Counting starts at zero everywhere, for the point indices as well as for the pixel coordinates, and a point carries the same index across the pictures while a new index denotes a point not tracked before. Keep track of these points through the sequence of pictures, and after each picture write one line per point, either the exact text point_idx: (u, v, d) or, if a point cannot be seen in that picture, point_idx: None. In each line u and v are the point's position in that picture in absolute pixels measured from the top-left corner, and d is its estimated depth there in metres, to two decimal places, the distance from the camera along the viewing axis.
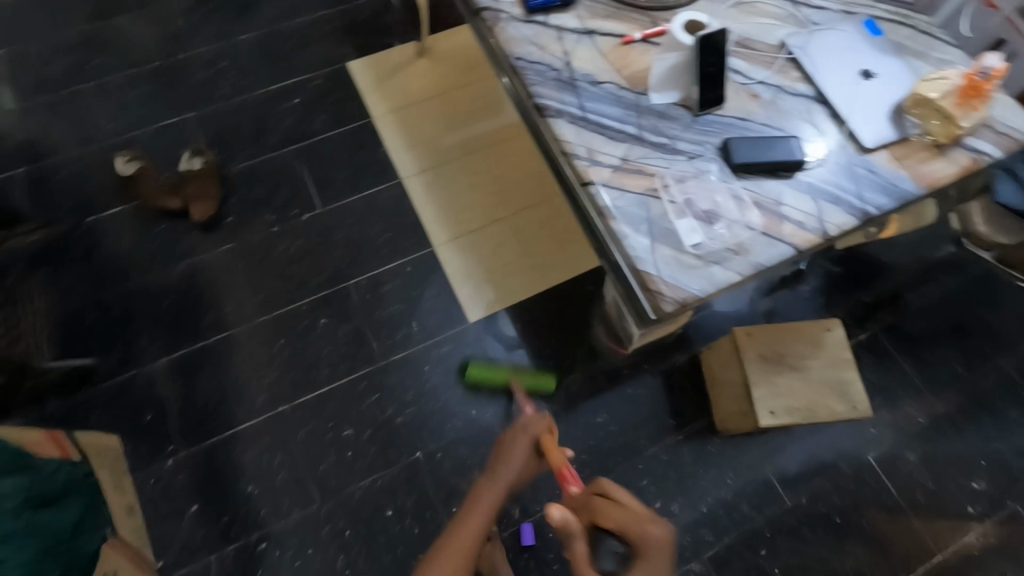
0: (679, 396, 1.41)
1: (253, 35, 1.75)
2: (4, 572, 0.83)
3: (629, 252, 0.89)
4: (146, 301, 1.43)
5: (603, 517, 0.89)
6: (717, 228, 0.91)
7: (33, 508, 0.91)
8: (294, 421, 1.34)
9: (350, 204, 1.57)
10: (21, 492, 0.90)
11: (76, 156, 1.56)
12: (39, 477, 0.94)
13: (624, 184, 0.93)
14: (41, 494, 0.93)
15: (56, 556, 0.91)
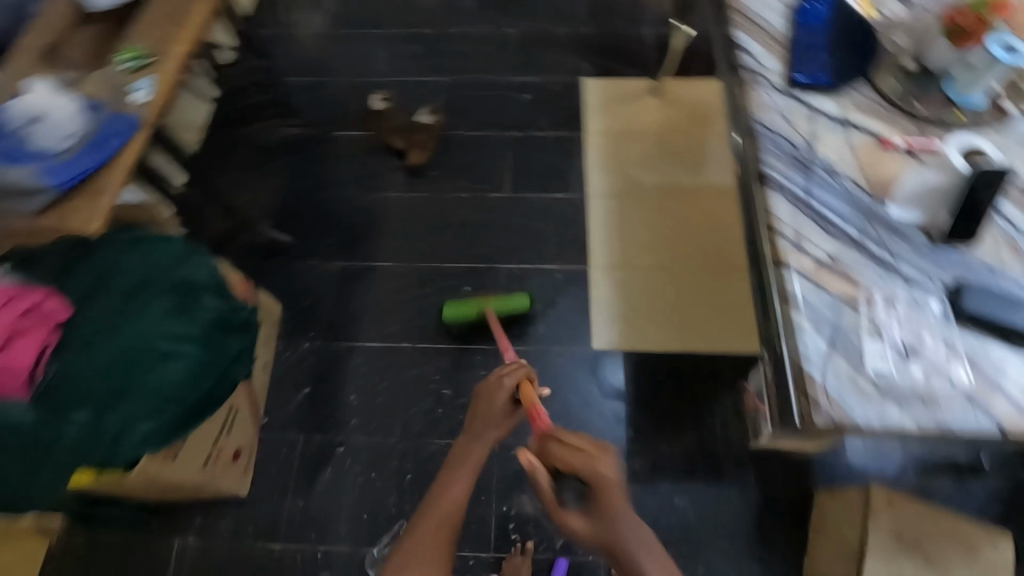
0: (773, 522, 1.27)
1: (517, 31, 1.96)
2: (178, 366, 1.00)
3: (798, 348, 0.83)
4: (346, 210, 1.67)
5: (564, 457, 0.85)
6: (912, 366, 0.80)
7: (219, 329, 1.08)
8: (408, 360, 1.47)
9: (533, 199, 1.67)
10: (216, 314, 1.07)
11: (348, 81, 1.88)
12: (231, 308, 1.11)
13: (822, 281, 0.87)
14: (228, 322, 1.10)
15: (217, 374, 1.06)
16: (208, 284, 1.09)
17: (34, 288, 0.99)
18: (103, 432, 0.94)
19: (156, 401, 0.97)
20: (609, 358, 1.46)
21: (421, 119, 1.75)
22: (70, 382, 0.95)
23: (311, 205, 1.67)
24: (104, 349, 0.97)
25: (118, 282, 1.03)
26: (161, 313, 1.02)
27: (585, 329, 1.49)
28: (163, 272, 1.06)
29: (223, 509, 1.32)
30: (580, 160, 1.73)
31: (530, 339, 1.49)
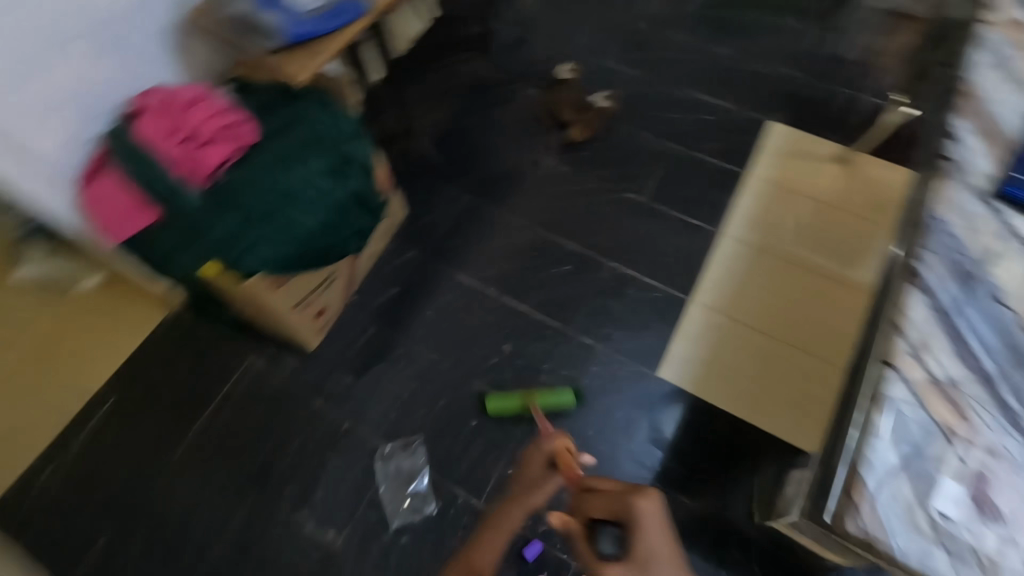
0: None
1: (724, 56, 1.92)
2: (314, 215, 1.17)
3: (868, 450, 0.83)
4: (494, 155, 1.76)
5: (598, 506, 0.92)
6: (982, 524, 0.77)
7: (353, 202, 1.24)
8: (487, 306, 1.55)
9: (666, 215, 1.65)
10: (357, 188, 1.24)
11: (547, 43, 1.96)
12: (370, 189, 1.27)
13: (926, 400, 0.84)
14: (362, 199, 1.26)
15: (337, 238, 1.22)
16: (361, 164, 1.25)
17: (241, 112, 1.19)
18: (241, 239, 1.12)
19: (285, 235, 1.15)
20: (666, 406, 1.41)
21: (599, 103, 1.79)
22: (234, 191, 1.14)
23: (468, 138, 1.79)
24: (268, 177, 1.15)
25: (299, 130, 1.21)
26: (318, 169, 1.19)
27: (659, 355, 1.47)
28: (333, 138, 1.22)
29: (291, 353, 1.51)
30: (730, 197, 1.67)
31: (604, 340, 1.49)
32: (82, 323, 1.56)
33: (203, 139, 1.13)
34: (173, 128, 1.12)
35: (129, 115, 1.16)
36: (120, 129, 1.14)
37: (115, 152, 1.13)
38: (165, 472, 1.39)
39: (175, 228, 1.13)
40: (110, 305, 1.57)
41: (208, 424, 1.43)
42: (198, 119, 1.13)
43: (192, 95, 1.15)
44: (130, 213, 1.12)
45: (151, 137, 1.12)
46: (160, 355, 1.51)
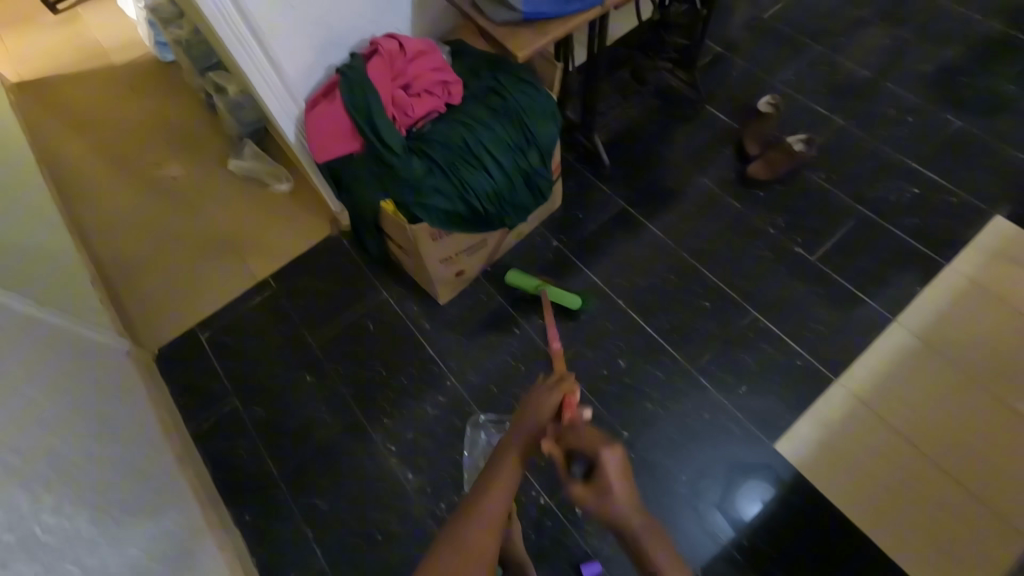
0: None
1: (955, 130, 1.70)
2: (489, 183, 1.21)
3: None
4: (665, 171, 1.71)
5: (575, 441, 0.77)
6: None
7: (525, 180, 1.27)
8: (613, 314, 1.52)
9: (833, 281, 1.49)
10: (533, 169, 1.27)
11: (752, 72, 1.85)
12: (544, 173, 1.29)
13: None
14: (534, 181, 1.28)
15: (501, 209, 1.25)
16: (544, 146, 1.27)
17: (454, 74, 1.27)
18: (422, 184, 1.18)
19: (460, 192, 1.19)
20: (752, 482, 1.30)
21: (793, 145, 1.67)
22: (429, 141, 1.21)
23: (643, 146, 1.75)
24: (461, 136, 1.21)
25: (499, 101, 1.26)
26: (506, 141, 1.23)
27: (781, 425, 1.35)
28: (527, 114, 1.25)
29: (421, 300, 1.60)
30: (917, 284, 1.48)
31: (724, 389, 1.40)
32: (267, 221, 1.80)
33: (418, 92, 1.23)
34: (397, 74, 1.23)
35: (362, 54, 1.28)
36: (351, 62, 1.26)
37: (341, 80, 1.25)
38: (290, 367, 1.54)
39: (371, 161, 1.23)
40: (293, 213, 1.80)
41: (337, 338, 1.56)
42: (419, 72, 1.23)
43: (418, 49, 1.24)
44: (339, 139, 1.26)
45: (375, 76, 1.22)
46: (316, 267, 1.69)
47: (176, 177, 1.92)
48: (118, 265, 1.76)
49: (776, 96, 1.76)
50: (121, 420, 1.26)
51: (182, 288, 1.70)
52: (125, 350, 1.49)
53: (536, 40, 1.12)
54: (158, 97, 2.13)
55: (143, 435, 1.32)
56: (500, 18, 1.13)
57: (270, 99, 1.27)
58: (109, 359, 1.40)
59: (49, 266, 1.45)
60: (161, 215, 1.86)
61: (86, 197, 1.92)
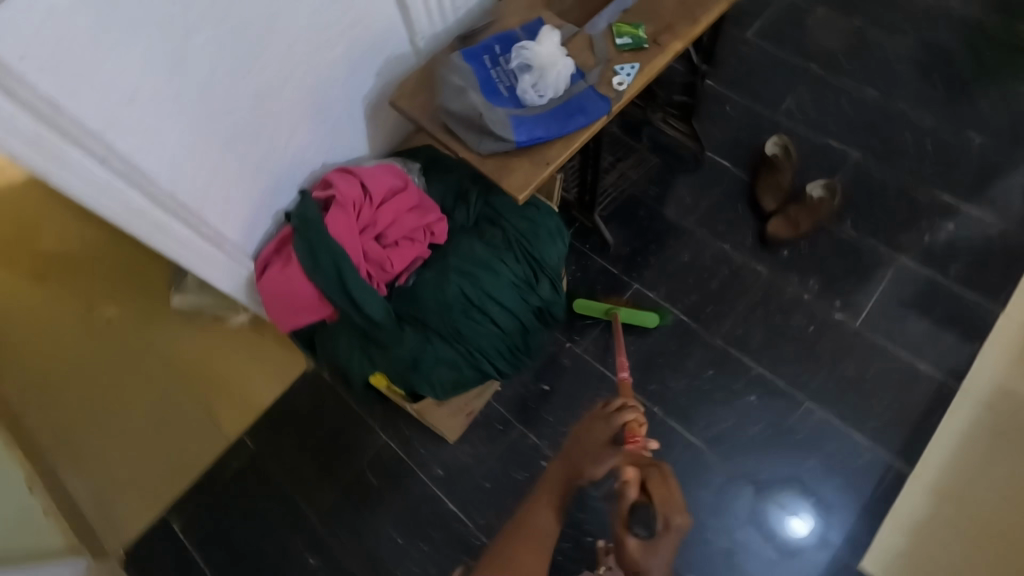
0: None
1: (979, 149, 1.54)
2: (497, 335, 1.00)
3: None
4: (677, 241, 1.51)
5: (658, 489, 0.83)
6: None
7: (537, 317, 1.06)
8: (651, 427, 1.33)
9: (886, 352, 1.35)
10: (546, 303, 1.05)
11: (751, 106, 1.66)
12: (558, 302, 1.07)
13: None
14: (548, 314, 1.07)
15: (515, 358, 1.04)
16: (554, 273, 1.06)
17: (435, 207, 1.03)
18: (421, 357, 0.96)
19: (466, 356, 0.98)
20: (791, 495, 1.25)
21: (812, 193, 1.48)
22: (418, 301, 0.98)
23: (648, 214, 1.55)
24: (456, 286, 0.98)
25: (493, 231, 1.03)
26: (511, 280, 1.02)
27: (865, 540, 1.19)
28: (530, 242, 1.03)
29: (429, 440, 1.37)
30: (977, 342, 1.34)
31: (789, 489, 1.25)
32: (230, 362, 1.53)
33: (397, 240, 0.99)
34: (365, 223, 0.98)
35: (315, 195, 1.02)
36: (303, 212, 0.99)
37: (295, 237, 0.99)
38: (289, 550, 1.32)
39: (350, 332, 0.99)
40: (260, 349, 1.54)
41: (337, 502, 1.35)
42: (392, 215, 0.99)
43: (386, 185, 1.00)
44: (306, 308, 1.01)
45: (338, 230, 0.97)
46: (298, 412, 1.45)
47: (112, 320, 1.63)
48: (58, 446, 1.48)
49: (783, 136, 1.57)
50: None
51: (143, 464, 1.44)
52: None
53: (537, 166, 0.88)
54: (76, 219, 1.82)
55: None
56: (487, 147, 0.89)
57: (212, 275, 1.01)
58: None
59: None
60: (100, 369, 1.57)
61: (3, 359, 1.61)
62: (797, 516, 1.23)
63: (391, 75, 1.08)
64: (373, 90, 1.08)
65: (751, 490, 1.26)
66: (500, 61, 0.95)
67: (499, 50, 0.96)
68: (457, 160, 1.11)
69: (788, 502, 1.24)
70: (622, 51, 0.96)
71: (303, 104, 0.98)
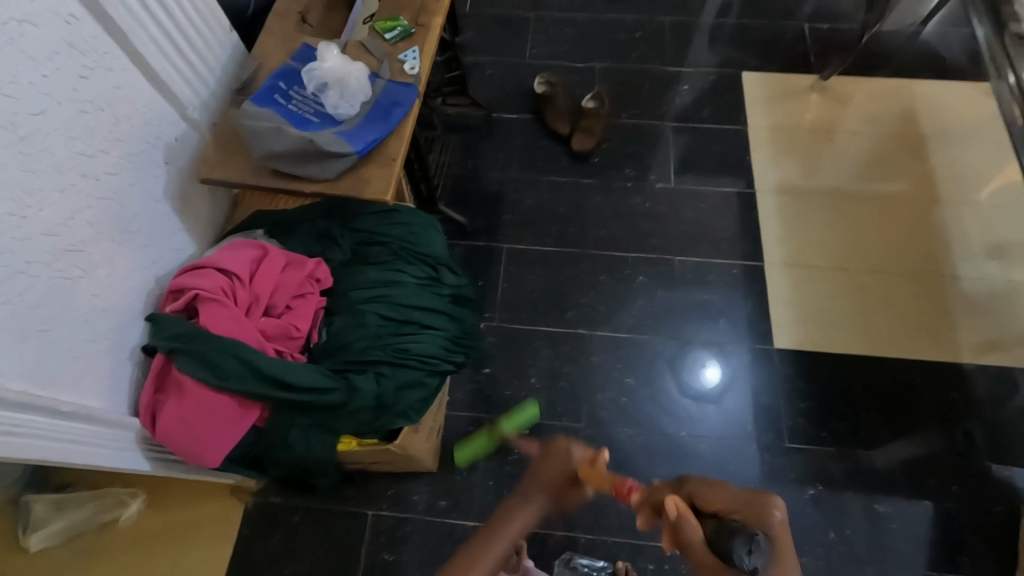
0: (969, 529, 1.28)
1: (672, 22, 1.95)
2: (436, 337, 1.01)
3: None
4: (515, 193, 1.65)
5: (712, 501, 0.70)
6: None
7: (457, 304, 1.09)
8: (589, 346, 1.46)
9: (703, 193, 1.66)
10: (458, 287, 1.08)
11: (506, 62, 1.85)
12: (466, 282, 1.11)
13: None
14: (464, 296, 1.11)
15: (460, 348, 1.06)
16: (448, 254, 1.09)
17: (305, 257, 0.99)
18: (383, 394, 0.93)
19: (420, 367, 0.97)
20: (690, 358, 1.44)
21: (588, 105, 1.70)
22: (346, 347, 0.95)
23: (481, 183, 1.66)
24: (374, 314, 0.97)
25: (376, 249, 1.02)
26: (418, 280, 1.02)
27: (768, 327, 1.48)
28: (413, 239, 1.04)
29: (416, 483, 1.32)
30: (748, 154, 1.73)
31: (687, 351, 1.45)
32: (147, 566, 1.27)
33: (288, 303, 0.94)
34: (247, 304, 0.91)
35: (170, 311, 0.91)
36: (170, 332, 0.88)
37: (178, 362, 0.87)
38: None
39: (297, 418, 0.91)
40: (175, 526, 1.30)
41: None
42: (270, 283, 0.93)
43: (245, 259, 0.93)
44: (228, 427, 0.89)
45: (222, 325, 0.88)
46: (270, 552, 1.28)
47: None
48: None
49: (543, 73, 1.80)
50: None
51: None
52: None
53: (386, 165, 0.91)
54: None
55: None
56: (331, 171, 0.89)
57: (96, 455, 0.84)
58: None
59: None
60: None
61: None
62: (703, 364, 1.44)
63: (181, 159, 1.00)
64: (171, 179, 0.98)
65: (670, 372, 1.43)
66: (294, 94, 0.94)
67: (286, 84, 0.95)
68: (296, 209, 1.07)
69: (692, 363, 1.44)
70: (397, 42, 1.02)
71: (103, 228, 0.86)
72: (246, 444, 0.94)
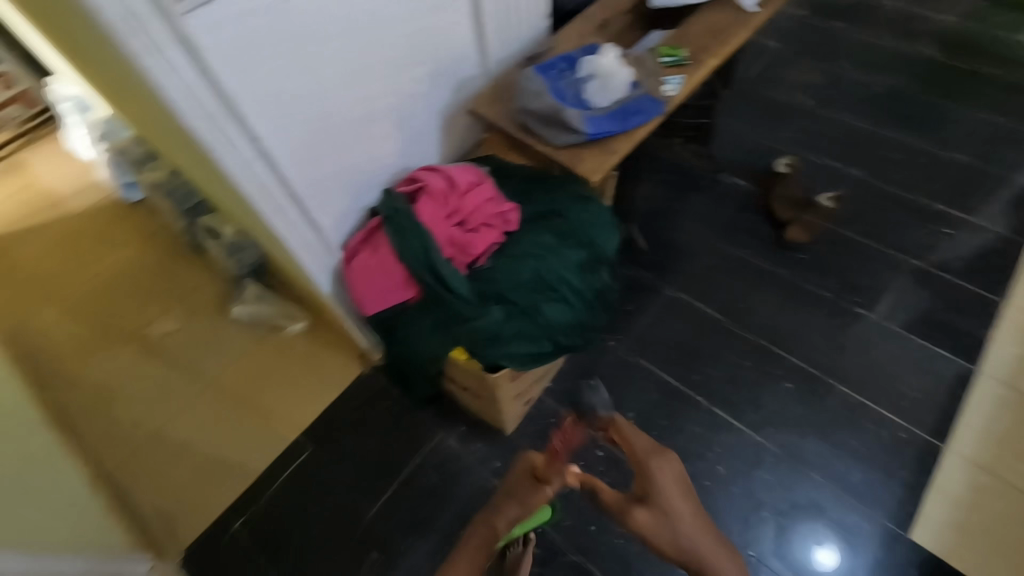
0: None
1: (963, 164, 1.74)
2: (566, 315, 1.11)
3: None
4: (704, 248, 1.66)
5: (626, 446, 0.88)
6: None
7: (596, 300, 1.18)
8: (699, 415, 1.41)
9: (905, 342, 1.47)
10: (603, 287, 1.18)
11: (758, 134, 1.86)
12: (612, 288, 1.20)
13: None
14: (604, 298, 1.19)
15: (578, 337, 1.15)
16: (612, 255, 1.18)
17: (505, 200, 1.17)
18: (502, 333, 1.06)
19: (542, 328, 1.08)
20: (809, 526, 1.28)
21: (823, 202, 1.63)
22: (496, 281, 1.09)
23: (676, 224, 1.70)
24: (530, 268, 1.10)
25: (546, 216, 1.16)
26: (577, 260, 1.13)
27: (909, 513, 1.27)
28: (591, 227, 1.16)
29: (485, 434, 1.43)
30: (987, 329, 1.47)
31: (810, 522, 1.28)
32: (283, 371, 1.60)
33: (476, 226, 1.12)
34: (449, 211, 1.11)
35: (400, 191, 1.16)
36: (391, 205, 1.13)
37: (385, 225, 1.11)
38: (350, 545, 1.33)
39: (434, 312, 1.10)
40: (310, 357, 1.61)
41: (397, 499, 1.38)
42: (473, 205, 1.12)
43: (467, 179, 1.15)
44: (391, 289, 1.12)
45: (426, 216, 1.10)
46: (354, 416, 1.49)
47: (166, 335, 1.69)
48: (116, 457, 1.50)
49: (791, 157, 1.76)
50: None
51: (198, 472, 1.46)
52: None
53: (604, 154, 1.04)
54: (128, 245, 1.89)
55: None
56: (563, 141, 1.05)
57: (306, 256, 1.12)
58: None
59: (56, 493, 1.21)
60: (156, 383, 1.61)
61: (64, 377, 1.65)
62: (824, 549, 1.25)
63: (461, 94, 1.25)
64: (448, 104, 1.24)
65: (777, 521, 1.28)
66: (565, 74, 1.12)
67: (563, 66, 1.13)
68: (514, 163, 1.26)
69: (808, 536, 1.27)
70: (668, 66, 1.14)
71: (394, 112, 1.13)
72: (392, 311, 1.15)
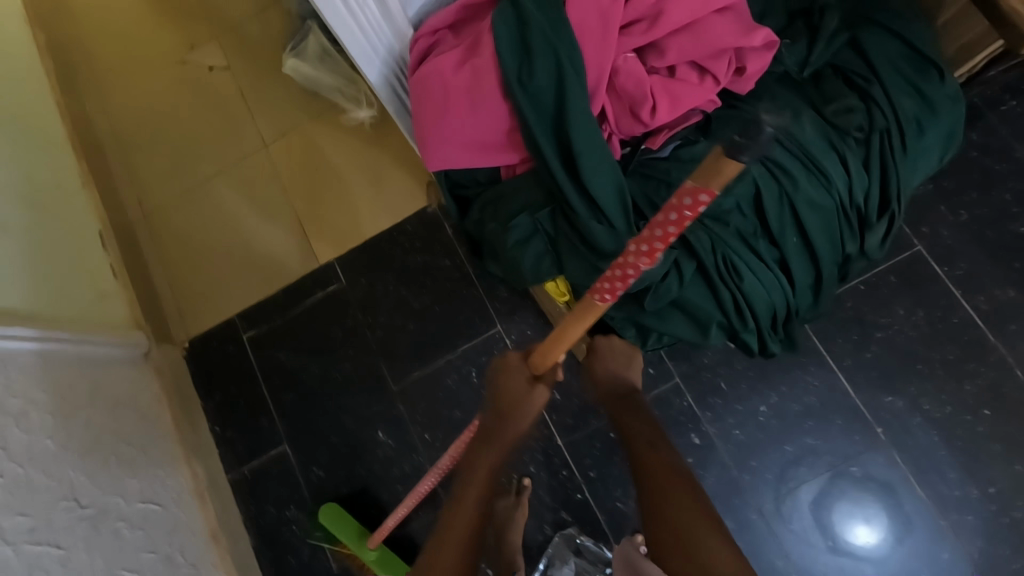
0: None
1: None
2: (767, 292, 0.77)
3: None
4: (1010, 206, 1.00)
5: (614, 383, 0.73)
6: None
7: (831, 271, 0.78)
8: (873, 453, 0.96)
9: None
10: (847, 249, 0.78)
11: None
12: (865, 251, 0.78)
13: None
14: (841, 266, 0.80)
15: (777, 328, 0.80)
16: (901, 212, 0.78)
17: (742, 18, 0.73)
18: (663, 297, 0.74)
19: (722, 307, 0.75)
20: (858, 498, 0.94)
21: None
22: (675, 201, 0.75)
23: (980, 152, 1.02)
24: (733, 197, 0.75)
25: (854, 115, 0.76)
26: (838, 205, 0.76)
27: None
28: (895, 155, 0.76)
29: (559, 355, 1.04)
30: None
31: (864, 491, 0.95)
32: (338, 169, 1.21)
33: (675, 63, 0.74)
34: (629, 18, 0.72)
35: None
36: None
37: (497, 11, 0.70)
38: (361, 417, 1.10)
39: (529, 183, 0.75)
40: (372, 166, 1.20)
41: (426, 384, 1.09)
42: (682, 19, 0.72)
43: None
44: (479, 145, 0.75)
45: (592, 15, 0.71)
46: (405, 264, 1.14)
47: (213, 68, 1.29)
48: (140, 202, 1.25)
49: None
50: (50, 534, 0.75)
51: (218, 258, 1.21)
52: (30, 365, 0.83)
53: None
54: None
55: (114, 548, 0.84)
56: None
57: (364, 57, 0.68)
58: (68, 371, 0.89)
59: (48, 235, 0.99)
60: (194, 127, 1.27)
61: (91, 82, 1.31)
62: (867, 526, 0.94)
63: None
64: None
65: (830, 471, 0.96)
66: None
67: None
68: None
69: (852, 501, 0.95)
70: None
71: None
72: (478, 181, 0.79)
